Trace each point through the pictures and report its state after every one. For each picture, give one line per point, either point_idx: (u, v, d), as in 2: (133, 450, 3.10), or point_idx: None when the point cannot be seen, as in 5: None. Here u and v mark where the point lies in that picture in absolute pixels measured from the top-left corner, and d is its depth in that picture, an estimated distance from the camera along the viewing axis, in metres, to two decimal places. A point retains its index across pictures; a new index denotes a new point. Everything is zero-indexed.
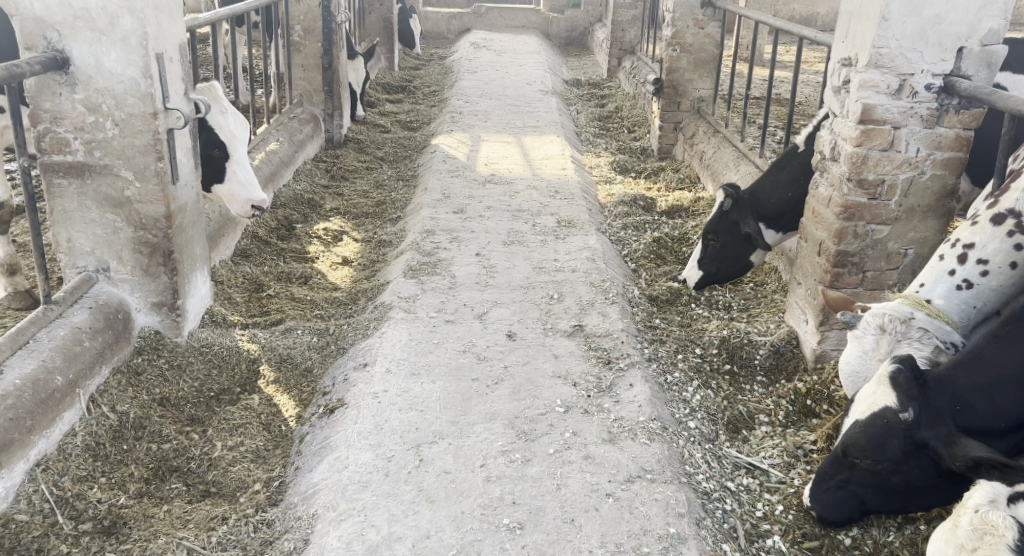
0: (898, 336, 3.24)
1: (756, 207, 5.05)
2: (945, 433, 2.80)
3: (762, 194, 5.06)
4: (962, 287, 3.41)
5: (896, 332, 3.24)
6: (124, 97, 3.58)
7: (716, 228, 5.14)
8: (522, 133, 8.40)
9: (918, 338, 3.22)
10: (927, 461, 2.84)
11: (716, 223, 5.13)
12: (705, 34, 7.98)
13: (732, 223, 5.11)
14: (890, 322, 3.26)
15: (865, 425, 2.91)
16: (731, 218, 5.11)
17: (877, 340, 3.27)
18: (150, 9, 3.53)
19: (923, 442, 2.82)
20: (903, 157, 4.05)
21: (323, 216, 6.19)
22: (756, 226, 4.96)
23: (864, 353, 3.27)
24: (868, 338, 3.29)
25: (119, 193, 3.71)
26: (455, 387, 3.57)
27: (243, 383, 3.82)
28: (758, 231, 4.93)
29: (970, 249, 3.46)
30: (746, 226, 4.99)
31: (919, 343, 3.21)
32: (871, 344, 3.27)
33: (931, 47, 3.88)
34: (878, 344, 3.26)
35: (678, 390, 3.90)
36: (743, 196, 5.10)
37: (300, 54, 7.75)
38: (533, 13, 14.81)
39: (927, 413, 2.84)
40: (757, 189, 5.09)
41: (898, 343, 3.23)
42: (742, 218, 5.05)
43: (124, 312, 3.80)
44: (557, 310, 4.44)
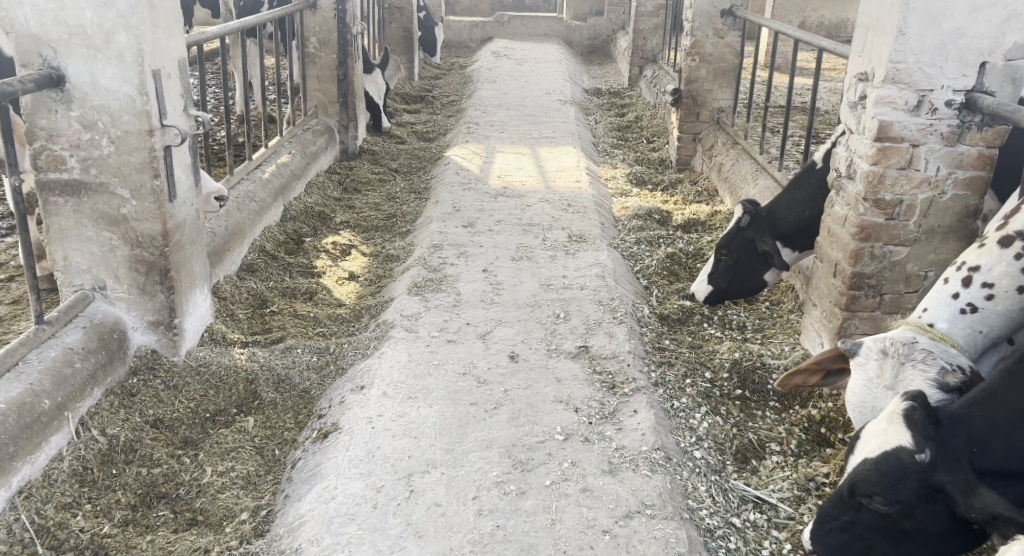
0: (901, 359, 3.12)
1: (773, 225, 4.93)
2: (963, 479, 2.67)
3: (779, 213, 4.93)
4: (967, 311, 3.38)
5: (898, 355, 3.13)
6: (120, 115, 3.52)
7: (730, 244, 5.02)
8: (537, 144, 8.32)
9: (921, 359, 3.11)
10: (941, 506, 2.71)
11: (730, 239, 5.00)
12: (725, 44, 7.85)
13: (747, 239, 5.00)
14: (892, 346, 3.16)
15: (875, 462, 2.79)
16: (747, 234, 4.99)
17: (881, 366, 3.14)
18: (146, 25, 3.47)
19: (937, 485, 2.69)
20: (922, 175, 3.92)
21: (332, 229, 6.13)
22: (773, 244, 4.87)
23: (869, 380, 3.15)
24: (871, 365, 3.17)
25: (115, 211, 3.65)
26: (451, 412, 3.48)
27: (239, 404, 3.74)
28: (775, 249, 4.84)
29: (975, 273, 3.43)
30: (762, 245, 4.89)
31: (925, 364, 3.08)
32: (875, 372, 3.15)
33: (952, 62, 3.75)
34: (882, 370, 3.13)
35: (685, 417, 3.78)
36: (760, 212, 4.98)
37: (315, 66, 7.72)
38: (555, 22, 14.73)
39: (943, 457, 2.71)
40: (775, 206, 4.96)
41: (903, 366, 3.11)
42: (758, 235, 4.96)
43: (120, 332, 3.73)
44: (563, 330, 4.35)
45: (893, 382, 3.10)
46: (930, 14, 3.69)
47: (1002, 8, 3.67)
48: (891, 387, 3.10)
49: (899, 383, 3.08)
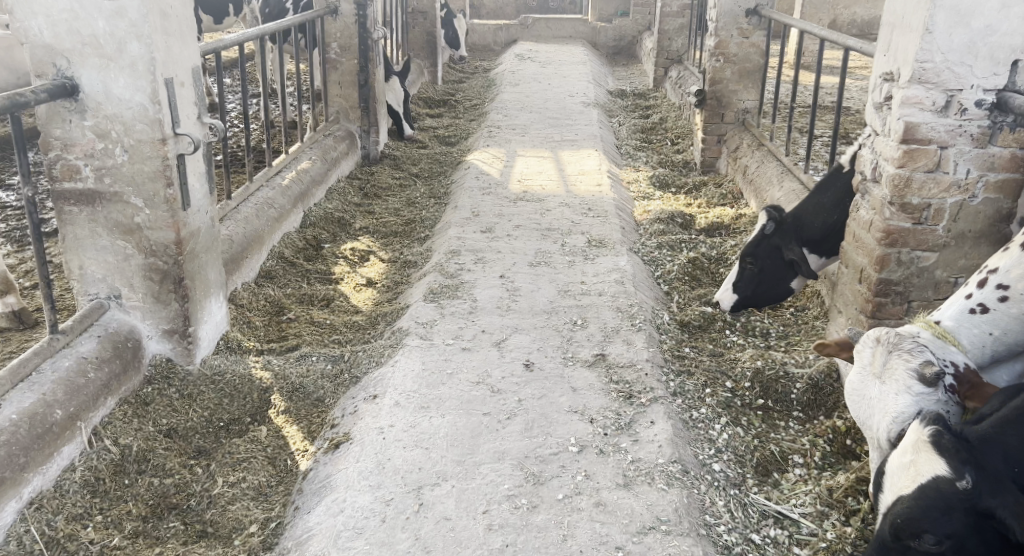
0: (891, 347, 3.19)
1: (799, 232, 4.85)
2: (1013, 502, 2.60)
3: (805, 219, 4.85)
4: (977, 311, 3.39)
5: (888, 342, 3.20)
6: (132, 123, 3.51)
7: (755, 251, 4.93)
8: (559, 147, 8.26)
9: (908, 348, 3.16)
10: (992, 535, 2.60)
11: (755, 246, 4.92)
12: (750, 44, 7.74)
13: (773, 247, 4.92)
14: (886, 336, 3.24)
15: (913, 499, 2.66)
16: (773, 242, 4.90)
17: (873, 354, 3.21)
18: (158, 34, 3.45)
19: (987, 511, 2.60)
20: (950, 178, 3.82)
21: (352, 235, 6.12)
22: (800, 252, 4.76)
23: (862, 368, 3.21)
24: (866, 351, 3.24)
25: (129, 220, 3.63)
26: (463, 422, 3.44)
27: (254, 412, 3.72)
28: (803, 256, 4.73)
29: (991, 275, 3.46)
30: (789, 253, 4.78)
31: (910, 354, 3.14)
32: (868, 360, 3.21)
33: (981, 61, 3.66)
34: (873, 357, 3.20)
35: (704, 429, 3.72)
36: (786, 221, 4.91)
37: (336, 72, 7.72)
38: (581, 23, 14.67)
39: (985, 481, 2.64)
40: (800, 213, 4.88)
41: (891, 354, 3.17)
42: (784, 243, 4.86)
43: (134, 341, 3.72)
44: (580, 337, 4.30)
45: (881, 369, 3.16)
46: (958, 12, 3.60)
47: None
48: (879, 374, 3.15)
49: (886, 370, 3.14)
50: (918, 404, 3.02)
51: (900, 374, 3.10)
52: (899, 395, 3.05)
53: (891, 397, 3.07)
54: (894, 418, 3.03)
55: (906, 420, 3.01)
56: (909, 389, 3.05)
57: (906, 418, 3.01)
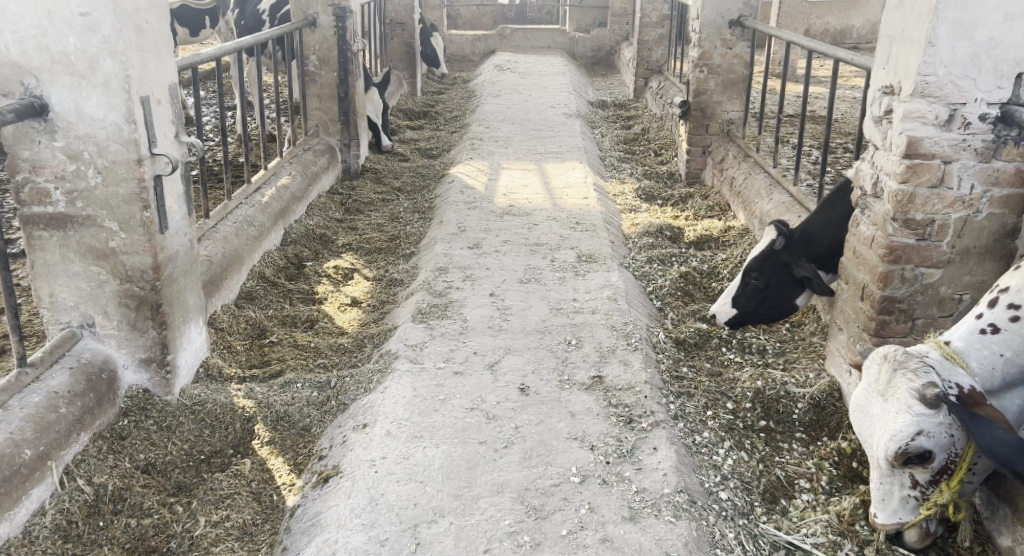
0: (896, 365, 3.05)
1: (807, 247, 4.68)
2: None
3: (814, 233, 4.67)
4: (988, 331, 3.20)
5: (895, 360, 3.06)
6: (106, 144, 3.33)
7: (761, 266, 4.75)
8: (543, 159, 8.13)
9: (915, 367, 3.01)
10: None
11: (762, 262, 4.72)
12: (734, 55, 7.65)
13: (780, 263, 4.72)
14: (894, 352, 3.09)
15: None
16: (780, 258, 4.71)
17: (878, 371, 3.09)
18: (133, 50, 3.28)
19: None
20: (954, 194, 3.71)
21: (335, 253, 5.94)
22: (812, 269, 4.54)
23: (867, 385, 3.10)
24: (872, 368, 3.11)
25: (103, 245, 3.45)
26: (459, 452, 3.28)
27: (237, 444, 3.55)
28: (814, 274, 4.51)
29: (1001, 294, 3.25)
30: (800, 269, 4.58)
31: (914, 374, 2.99)
32: (874, 376, 3.09)
33: (985, 74, 3.56)
34: (878, 374, 3.07)
35: (707, 454, 3.59)
36: (793, 235, 4.72)
37: (315, 84, 7.55)
38: (558, 34, 14.59)
39: None
40: (809, 227, 4.70)
41: (895, 373, 3.03)
42: (793, 260, 4.67)
43: (109, 371, 3.53)
44: (575, 358, 4.15)
45: (885, 387, 3.03)
46: (961, 24, 3.50)
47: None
48: (882, 391, 3.03)
49: (890, 388, 3.01)
50: (919, 425, 2.92)
51: (901, 393, 2.97)
52: (899, 413, 2.95)
53: (891, 415, 2.96)
54: (892, 437, 2.95)
55: (904, 439, 2.93)
56: (909, 408, 2.94)
57: (904, 437, 2.93)
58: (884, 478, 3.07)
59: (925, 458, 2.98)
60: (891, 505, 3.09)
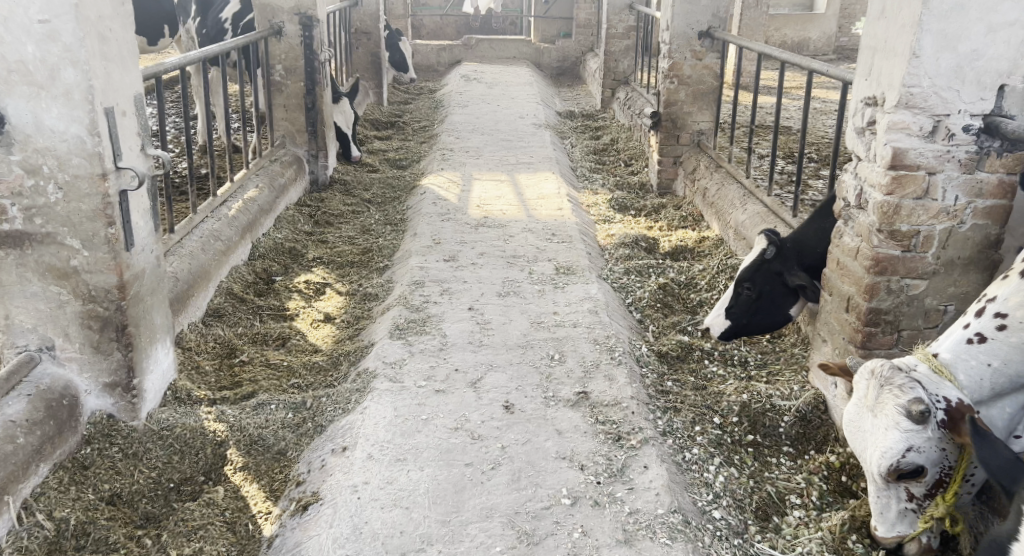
0: (884, 381, 2.90)
1: (801, 256, 4.56)
2: None
3: (807, 243, 4.56)
4: (974, 341, 3.09)
5: (882, 376, 2.91)
6: (67, 157, 3.15)
7: (753, 275, 4.59)
8: (515, 170, 8.02)
9: (902, 384, 2.87)
10: None
11: (754, 271, 4.57)
12: (704, 65, 7.60)
13: (772, 272, 4.58)
14: (880, 367, 2.94)
15: None
16: (772, 267, 4.57)
17: (865, 386, 2.93)
18: (97, 59, 3.11)
19: None
20: (939, 206, 3.63)
21: (305, 267, 5.78)
22: (806, 278, 4.46)
23: (855, 401, 2.94)
24: (859, 384, 2.95)
25: (64, 263, 3.27)
26: (445, 475, 3.18)
27: (208, 470, 3.37)
28: (808, 283, 4.44)
29: (989, 304, 3.18)
30: (795, 278, 4.47)
31: (901, 389, 2.85)
32: (861, 392, 2.94)
33: (968, 85, 3.47)
34: (866, 390, 2.92)
35: (698, 471, 3.48)
36: (786, 244, 4.60)
37: (281, 94, 7.37)
38: (524, 44, 14.51)
39: None
40: (802, 237, 4.60)
41: (882, 389, 2.88)
42: (786, 268, 4.55)
43: (71, 397, 3.34)
44: (558, 374, 4.03)
45: (873, 403, 2.88)
46: (945, 36, 3.40)
47: (1020, 28, 3.40)
48: (871, 407, 2.88)
49: (878, 405, 2.87)
50: (908, 441, 2.80)
51: (889, 409, 2.83)
52: (888, 430, 2.82)
53: (881, 432, 2.83)
54: (883, 453, 2.82)
55: (895, 456, 2.81)
56: (897, 425, 2.80)
57: (895, 454, 2.81)
58: (881, 493, 2.95)
59: (919, 472, 2.86)
60: (890, 519, 2.98)
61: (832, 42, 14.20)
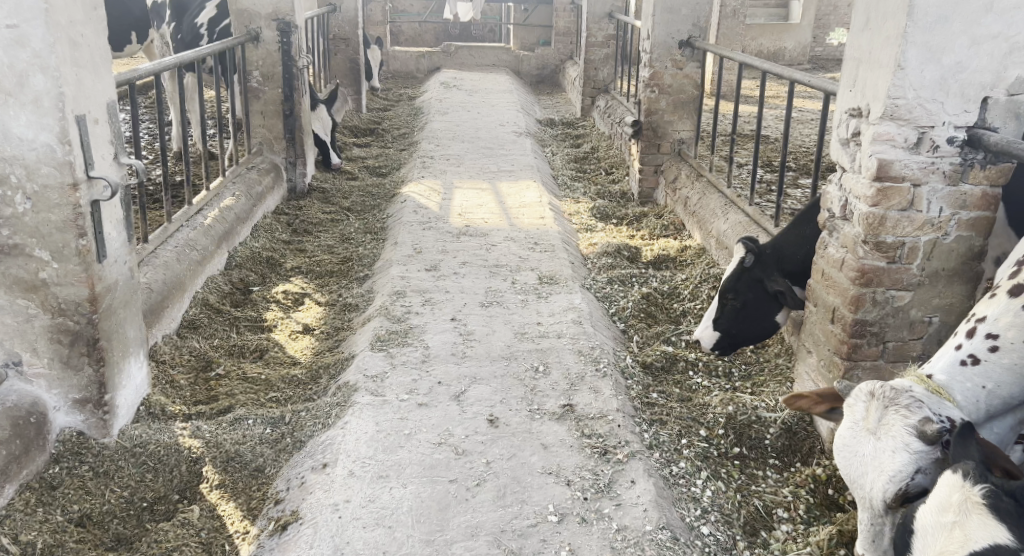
0: (886, 402, 2.83)
1: (780, 263, 4.49)
2: None
3: (786, 249, 4.49)
4: (968, 362, 3.05)
5: (884, 397, 2.84)
6: (36, 166, 3.05)
7: (737, 285, 4.55)
8: (496, 178, 7.95)
9: (906, 405, 2.81)
10: None
11: (736, 280, 4.53)
12: (684, 75, 7.56)
13: (755, 280, 4.53)
14: (881, 389, 2.88)
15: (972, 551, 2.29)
16: (754, 274, 4.53)
17: (865, 409, 2.85)
18: (67, 65, 3.01)
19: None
20: (924, 217, 3.59)
21: (283, 276, 5.68)
22: (785, 282, 4.40)
23: (853, 423, 2.85)
24: (858, 406, 2.88)
25: (33, 275, 3.17)
26: (428, 493, 3.09)
27: (182, 489, 3.28)
28: (788, 287, 4.38)
29: (980, 324, 3.15)
30: (773, 285, 4.42)
31: (908, 410, 2.79)
32: (861, 414, 2.85)
33: (953, 97, 3.43)
34: (867, 412, 2.84)
35: (685, 486, 3.41)
36: (765, 252, 4.54)
37: (258, 101, 7.26)
38: (503, 52, 14.46)
39: None
40: (781, 243, 4.53)
41: (886, 410, 2.81)
42: (766, 275, 4.49)
43: (38, 414, 3.23)
44: (543, 386, 3.96)
45: (876, 425, 2.80)
46: (929, 48, 3.36)
47: (1003, 40, 3.37)
48: (873, 430, 2.80)
49: (882, 427, 2.79)
50: (917, 463, 2.69)
51: (896, 430, 2.76)
52: (896, 453, 2.72)
53: (887, 455, 2.74)
54: (890, 478, 2.72)
55: (903, 479, 2.70)
56: (907, 446, 2.71)
57: (903, 478, 2.70)
58: (875, 519, 2.79)
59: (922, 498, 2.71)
60: (881, 547, 2.80)
61: (807, 52, 14.25)
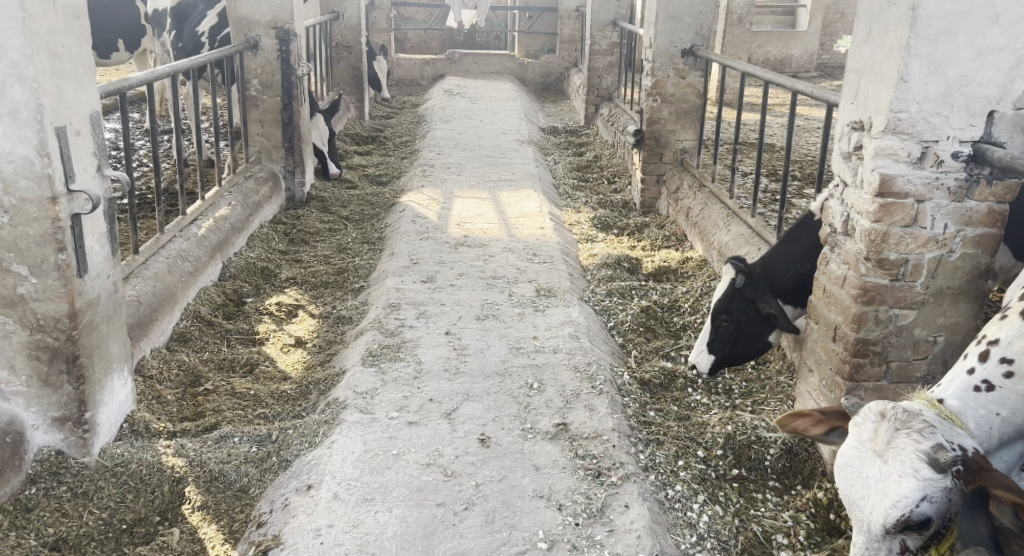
0: (899, 424, 2.71)
1: (770, 281, 4.42)
2: None
3: (776, 267, 4.43)
4: (981, 389, 2.95)
5: (897, 419, 2.73)
6: (14, 179, 2.97)
7: (728, 307, 4.45)
8: (497, 188, 7.86)
9: (920, 429, 2.69)
10: None
11: (727, 301, 4.43)
12: (687, 83, 7.47)
13: (747, 301, 4.44)
14: (892, 409, 2.76)
15: None
16: (746, 295, 4.43)
17: (875, 429, 2.74)
18: (46, 76, 2.93)
19: None
20: (928, 234, 3.49)
21: (277, 287, 5.60)
22: (777, 304, 4.28)
23: (860, 443, 2.74)
24: (866, 426, 2.76)
25: (12, 291, 3.10)
26: (414, 518, 3.01)
27: (164, 510, 3.21)
28: (779, 308, 4.24)
29: (994, 346, 3.06)
30: (766, 305, 4.31)
31: (920, 435, 2.67)
32: (869, 434, 2.74)
33: (957, 111, 3.34)
34: (875, 433, 2.72)
35: (681, 511, 3.31)
36: (754, 271, 4.47)
37: (256, 110, 7.19)
38: (508, 59, 14.39)
39: None
40: (770, 261, 4.46)
41: (897, 433, 2.69)
42: (758, 295, 4.40)
43: (14, 432, 3.17)
44: (537, 404, 3.86)
45: (884, 447, 2.69)
46: (933, 60, 3.27)
47: (1010, 53, 3.28)
48: (880, 452, 2.69)
49: (890, 449, 2.67)
50: (924, 490, 2.59)
51: (906, 454, 2.65)
52: (903, 478, 2.62)
53: (894, 480, 2.63)
54: (894, 503, 2.61)
55: (908, 506, 2.60)
56: (916, 472, 2.61)
57: (908, 505, 2.60)
58: (871, 542, 2.68)
59: (923, 525, 2.63)
60: None
61: (814, 59, 14.15)
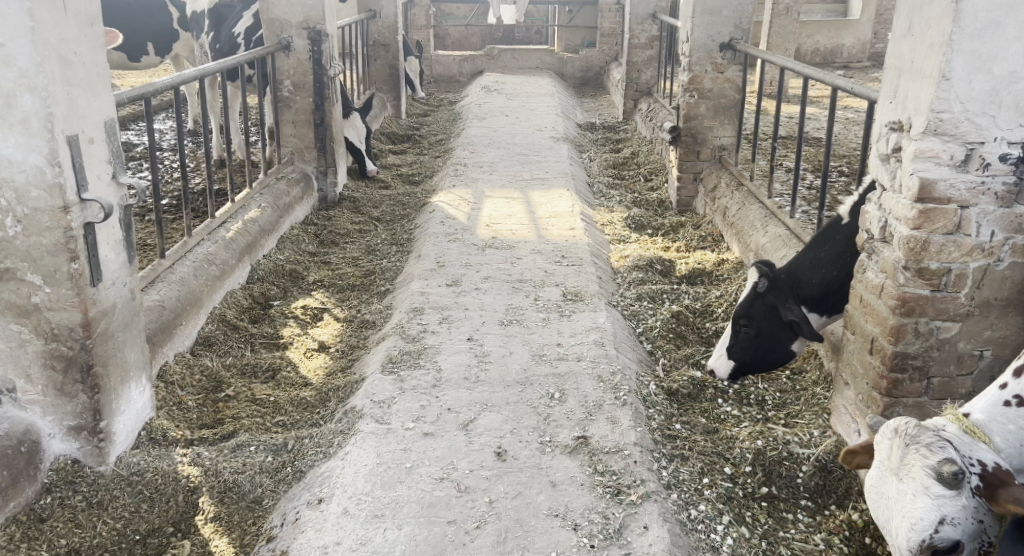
0: (910, 440, 2.62)
1: (796, 288, 4.27)
2: None
3: (802, 274, 4.28)
4: (1012, 403, 2.80)
5: (908, 434, 2.63)
6: (26, 189, 2.97)
7: (749, 311, 4.32)
8: (528, 187, 7.77)
9: (930, 443, 2.58)
10: None
11: (748, 307, 4.30)
12: (725, 79, 7.31)
13: (769, 307, 4.30)
14: (905, 426, 2.67)
15: None
16: (768, 301, 4.29)
17: (889, 448, 2.65)
18: (57, 84, 2.91)
19: None
20: (972, 241, 3.34)
21: (305, 290, 5.58)
22: (800, 313, 4.14)
23: (879, 463, 2.65)
24: (883, 444, 2.68)
25: (25, 299, 3.09)
26: (423, 536, 2.96)
27: (178, 520, 3.20)
28: (803, 319, 4.10)
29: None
30: (787, 313, 4.17)
31: (929, 449, 2.56)
32: (885, 454, 2.65)
33: (1005, 111, 3.19)
34: (890, 451, 2.64)
35: (704, 532, 3.21)
36: (778, 276, 4.31)
37: (289, 111, 7.19)
38: (547, 54, 14.26)
39: None
40: (796, 267, 4.31)
41: (908, 449, 2.59)
42: (780, 301, 4.25)
43: (29, 443, 3.16)
44: (558, 415, 3.78)
45: (898, 464, 2.58)
46: (978, 57, 3.13)
47: None
48: (895, 470, 2.58)
49: (903, 466, 2.57)
50: (940, 511, 2.46)
51: (917, 471, 2.53)
52: (917, 497, 2.49)
53: (908, 499, 2.50)
54: (912, 525, 2.48)
55: (925, 528, 2.46)
56: (927, 490, 2.49)
57: (926, 527, 2.46)
58: None
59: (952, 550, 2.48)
60: None
61: (866, 49, 13.85)
